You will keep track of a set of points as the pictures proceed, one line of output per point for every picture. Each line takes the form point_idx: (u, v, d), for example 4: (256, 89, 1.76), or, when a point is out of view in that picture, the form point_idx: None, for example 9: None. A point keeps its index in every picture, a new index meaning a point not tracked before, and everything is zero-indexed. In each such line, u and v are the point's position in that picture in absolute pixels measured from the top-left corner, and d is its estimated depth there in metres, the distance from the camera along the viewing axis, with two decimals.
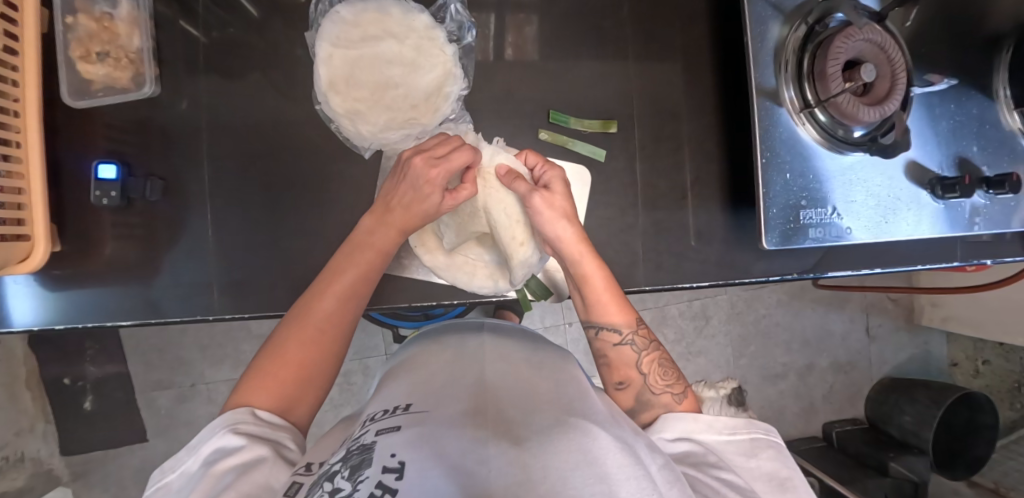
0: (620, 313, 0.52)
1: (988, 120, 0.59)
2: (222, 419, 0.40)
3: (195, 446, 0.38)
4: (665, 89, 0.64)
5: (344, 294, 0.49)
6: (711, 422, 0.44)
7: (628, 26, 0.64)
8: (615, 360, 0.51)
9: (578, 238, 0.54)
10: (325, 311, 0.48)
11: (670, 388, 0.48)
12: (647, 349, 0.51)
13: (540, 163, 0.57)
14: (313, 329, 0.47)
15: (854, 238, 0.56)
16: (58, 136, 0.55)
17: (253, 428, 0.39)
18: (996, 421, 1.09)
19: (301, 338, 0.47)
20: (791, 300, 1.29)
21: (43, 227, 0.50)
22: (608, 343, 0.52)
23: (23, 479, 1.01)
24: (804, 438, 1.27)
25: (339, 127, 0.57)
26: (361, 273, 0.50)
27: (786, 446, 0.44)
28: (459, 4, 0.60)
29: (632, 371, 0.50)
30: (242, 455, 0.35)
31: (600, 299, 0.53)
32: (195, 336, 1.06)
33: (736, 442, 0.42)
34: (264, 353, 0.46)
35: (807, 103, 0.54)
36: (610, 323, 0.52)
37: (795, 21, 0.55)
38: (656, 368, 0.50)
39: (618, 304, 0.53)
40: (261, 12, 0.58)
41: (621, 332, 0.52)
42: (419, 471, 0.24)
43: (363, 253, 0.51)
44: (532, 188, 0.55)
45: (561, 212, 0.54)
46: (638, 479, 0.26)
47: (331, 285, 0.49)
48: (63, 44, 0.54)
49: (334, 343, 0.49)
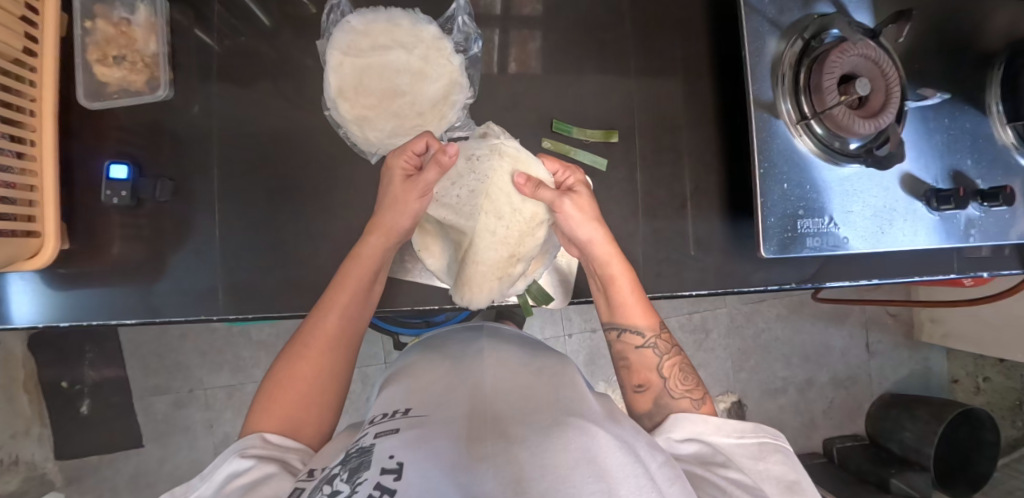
0: (644, 316, 0.53)
1: (982, 134, 0.61)
2: (233, 445, 0.40)
3: (208, 473, 0.38)
4: (666, 102, 0.66)
5: (341, 313, 0.49)
6: (719, 424, 0.44)
7: (630, 41, 0.66)
8: (636, 363, 0.52)
9: (607, 239, 0.54)
10: (324, 332, 0.48)
11: (689, 393, 0.48)
12: (668, 353, 0.52)
13: (562, 168, 0.57)
14: (312, 351, 0.48)
15: (851, 248, 0.57)
16: (72, 135, 0.57)
17: (261, 450, 0.39)
18: (997, 437, 1.06)
19: (303, 360, 0.47)
20: (791, 313, 1.29)
21: (53, 224, 0.50)
22: (630, 346, 0.53)
23: (16, 482, 1.00)
24: (804, 454, 1.26)
25: (347, 132, 0.59)
26: (351, 287, 0.50)
27: (794, 452, 0.44)
28: (466, 16, 0.62)
29: (652, 374, 0.50)
30: (250, 474, 0.36)
31: (626, 300, 0.53)
32: (195, 341, 1.05)
33: (745, 445, 0.43)
34: (271, 377, 0.47)
35: (803, 115, 0.56)
36: (632, 326, 0.53)
37: (791, 37, 0.57)
38: (676, 372, 0.50)
39: (643, 306, 0.53)
40: (273, 22, 0.60)
41: (644, 335, 0.52)
42: (418, 472, 0.25)
43: (354, 268, 0.50)
44: (559, 193, 0.54)
45: (591, 214, 0.54)
46: (637, 477, 0.27)
47: (327, 304, 0.49)
48: (81, 48, 0.56)
49: (336, 363, 0.49)
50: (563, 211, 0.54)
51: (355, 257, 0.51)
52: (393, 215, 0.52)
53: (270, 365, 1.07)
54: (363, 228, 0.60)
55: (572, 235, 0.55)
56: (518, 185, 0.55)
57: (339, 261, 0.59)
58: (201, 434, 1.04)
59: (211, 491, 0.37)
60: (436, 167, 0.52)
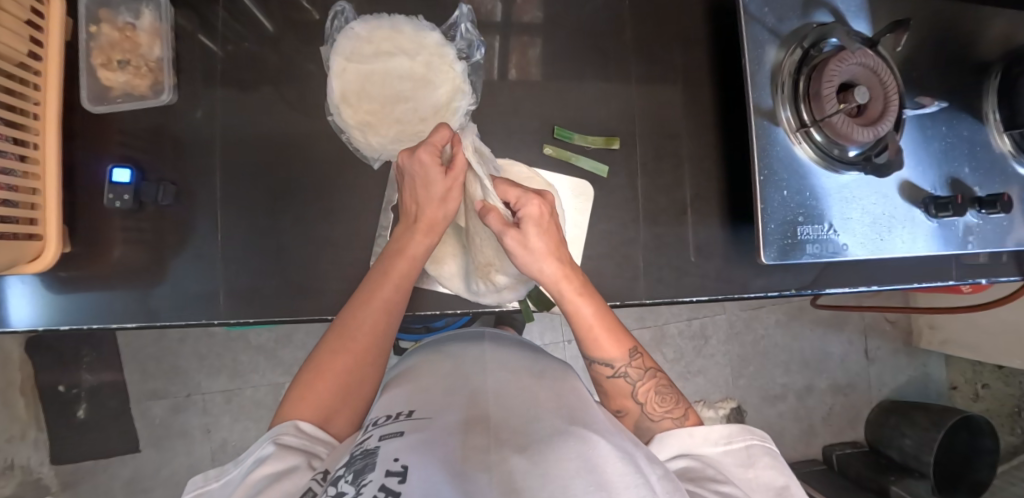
0: (613, 347, 0.50)
1: (979, 142, 0.61)
2: (269, 431, 0.41)
3: (241, 458, 0.39)
4: (667, 109, 0.66)
5: (384, 307, 0.49)
6: (707, 434, 0.44)
7: (631, 49, 0.66)
8: (610, 390, 0.52)
9: (559, 277, 0.50)
10: (368, 326, 0.48)
11: (669, 414, 0.48)
12: (642, 379, 0.50)
13: (518, 196, 0.52)
14: (356, 343, 0.47)
15: (851, 254, 0.57)
16: (75, 139, 0.57)
17: (294, 439, 0.40)
18: (995, 444, 1.07)
19: (344, 352, 0.47)
20: (790, 319, 1.29)
21: (55, 227, 0.50)
22: (602, 375, 0.52)
23: (12, 487, 0.99)
24: (804, 460, 1.26)
25: (350, 137, 0.59)
26: (397, 282, 0.50)
27: (780, 452, 0.44)
28: (468, 23, 0.62)
29: (629, 401, 0.50)
30: (274, 463, 0.36)
31: (589, 335, 0.50)
32: (193, 346, 1.05)
33: (733, 452, 0.43)
34: (307, 367, 0.47)
35: (803, 123, 0.56)
36: (603, 358, 0.51)
37: (791, 45, 0.57)
38: (653, 397, 0.50)
39: (611, 337, 0.50)
40: (277, 28, 0.60)
41: (614, 366, 0.51)
42: (420, 474, 0.25)
43: (400, 263, 0.50)
44: (502, 226, 0.49)
45: (537, 250, 0.50)
46: (638, 487, 0.27)
47: (371, 298, 0.49)
48: (86, 52, 0.56)
49: (376, 358, 0.48)
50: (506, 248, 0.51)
51: (401, 253, 0.51)
52: (442, 211, 0.53)
53: (268, 370, 1.07)
54: (364, 233, 0.60)
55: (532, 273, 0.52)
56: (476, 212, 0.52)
57: (340, 265, 0.59)
58: (199, 439, 1.03)
59: (239, 475, 0.38)
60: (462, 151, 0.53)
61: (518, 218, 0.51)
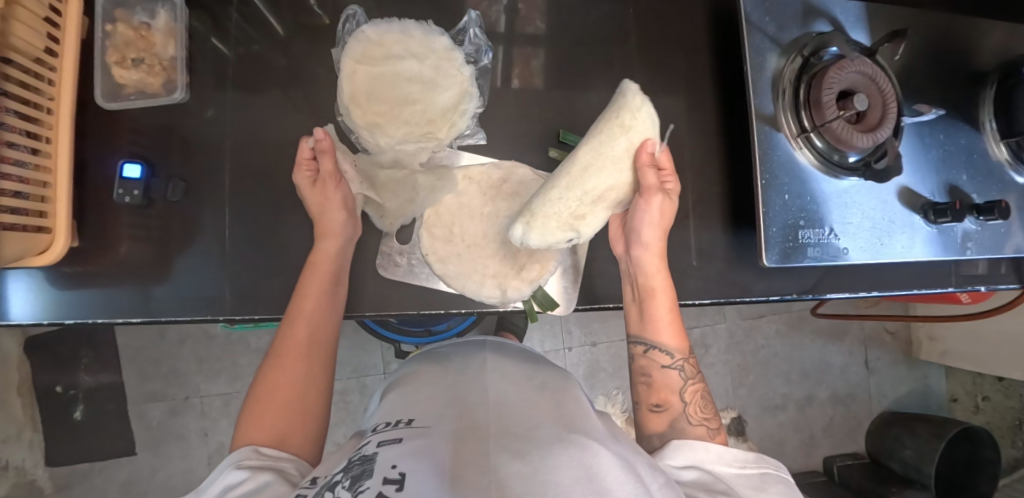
0: (674, 337, 0.54)
1: (976, 150, 0.62)
2: (226, 461, 0.40)
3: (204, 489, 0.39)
4: (670, 116, 0.67)
5: (308, 319, 0.50)
6: (722, 453, 0.44)
7: (635, 56, 0.68)
8: (659, 381, 0.52)
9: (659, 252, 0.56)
10: (297, 341, 0.49)
11: (705, 422, 0.49)
12: (693, 378, 0.53)
13: (671, 168, 0.56)
14: (289, 360, 0.49)
15: (851, 259, 0.58)
16: (86, 135, 0.58)
17: (256, 461, 0.40)
18: (997, 456, 1.07)
19: (281, 370, 0.48)
20: (790, 330, 1.30)
21: (64, 219, 0.51)
22: (657, 364, 0.53)
23: (4, 489, 0.97)
24: (805, 472, 1.25)
25: (358, 137, 0.60)
26: (316, 295, 0.51)
27: (794, 484, 0.44)
28: (478, 29, 0.64)
29: (673, 396, 0.51)
30: (245, 484, 0.37)
31: (658, 317, 0.54)
32: (193, 348, 1.04)
33: (745, 475, 0.43)
34: (253, 392, 0.48)
35: (804, 129, 0.57)
36: (664, 346, 0.54)
37: (791, 54, 0.58)
38: (696, 399, 0.51)
39: (674, 328, 0.55)
40: (287, 31, 0.62)
41: (672, 356, 0.53)
42: (418, 481, 0.25)
43: (313, 277, 0.52)
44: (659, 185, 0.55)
45: (661, 222, 0.56)
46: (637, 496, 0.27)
47: (293, 314, 0.50)
48: (101, 50, 0.57)
49: (314, 370, 0.50)
50: (648, 202, 0.55)
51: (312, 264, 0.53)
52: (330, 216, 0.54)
53: None
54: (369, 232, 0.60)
55: (636, 227, 0.56)
56: (637, 156, 0.54)
57: None
58: (195, 443, 1.02)
59: None
60: (326, 153, 0.54)
61: (664, 188, 0.56)
